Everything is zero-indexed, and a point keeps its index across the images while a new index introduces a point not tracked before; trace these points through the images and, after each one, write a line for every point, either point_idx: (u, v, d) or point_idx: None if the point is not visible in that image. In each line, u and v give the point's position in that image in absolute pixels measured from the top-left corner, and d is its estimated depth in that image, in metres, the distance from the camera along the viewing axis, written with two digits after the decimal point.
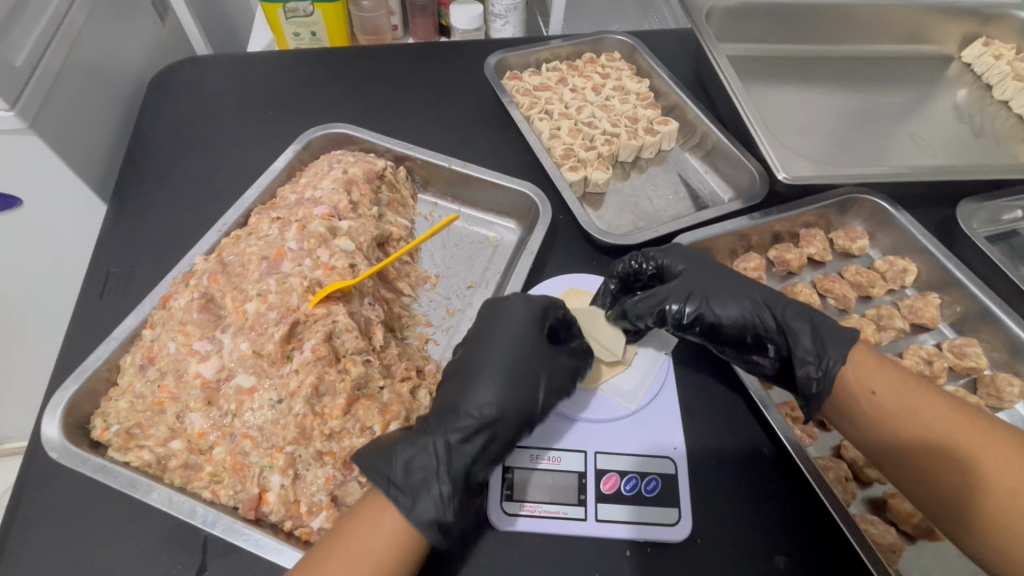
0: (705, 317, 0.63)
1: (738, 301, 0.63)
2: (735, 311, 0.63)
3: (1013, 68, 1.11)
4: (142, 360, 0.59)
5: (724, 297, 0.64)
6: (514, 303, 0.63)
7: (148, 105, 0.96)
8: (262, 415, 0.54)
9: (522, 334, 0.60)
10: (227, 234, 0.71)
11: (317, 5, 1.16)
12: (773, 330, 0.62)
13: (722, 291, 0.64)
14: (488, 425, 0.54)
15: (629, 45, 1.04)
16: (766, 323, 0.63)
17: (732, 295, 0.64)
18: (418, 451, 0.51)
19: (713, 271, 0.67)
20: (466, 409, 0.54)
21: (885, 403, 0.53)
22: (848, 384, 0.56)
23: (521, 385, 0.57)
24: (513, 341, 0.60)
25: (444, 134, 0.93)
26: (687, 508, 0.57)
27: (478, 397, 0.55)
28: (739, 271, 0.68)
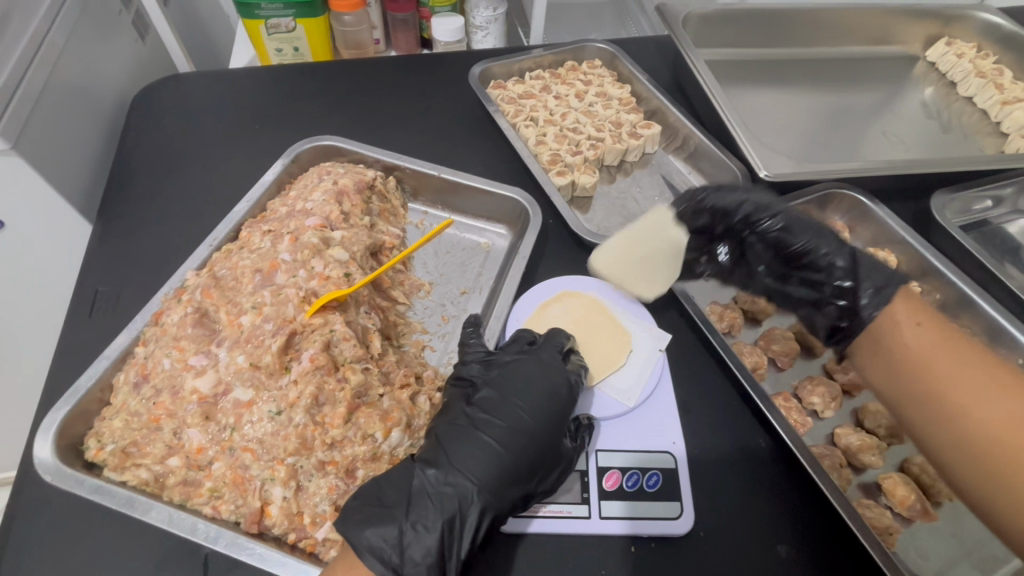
0: (771, 228, 0.72)
1: (806, 230, 0.71)
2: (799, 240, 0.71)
3: (975, 66, 1.16)
4: (136, 378, 0.58)
5: (796, 220, 0.72)
6: (552, 377, 0.59)
7: (130, 124, 0.95)
8: (262, 428, 0.54)
9: (553, 415, 0.57)
10: (218, 249, 0.71)
11: (299, 20, 1.17)
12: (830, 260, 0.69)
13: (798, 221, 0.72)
14: (484, 492, 0.52)
15: (609, 53, 1.07)
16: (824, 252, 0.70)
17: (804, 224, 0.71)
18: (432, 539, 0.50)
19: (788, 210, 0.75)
20: (481, 485, 0.52)
21: (925, 334, 0.61)
22: (895, 314, 0.64)
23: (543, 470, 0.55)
24: (542, 422, 0.56)
25: (431, 144, 0.94)
26: (688, 501, 0.58)
27: (496, 479, 0.53)
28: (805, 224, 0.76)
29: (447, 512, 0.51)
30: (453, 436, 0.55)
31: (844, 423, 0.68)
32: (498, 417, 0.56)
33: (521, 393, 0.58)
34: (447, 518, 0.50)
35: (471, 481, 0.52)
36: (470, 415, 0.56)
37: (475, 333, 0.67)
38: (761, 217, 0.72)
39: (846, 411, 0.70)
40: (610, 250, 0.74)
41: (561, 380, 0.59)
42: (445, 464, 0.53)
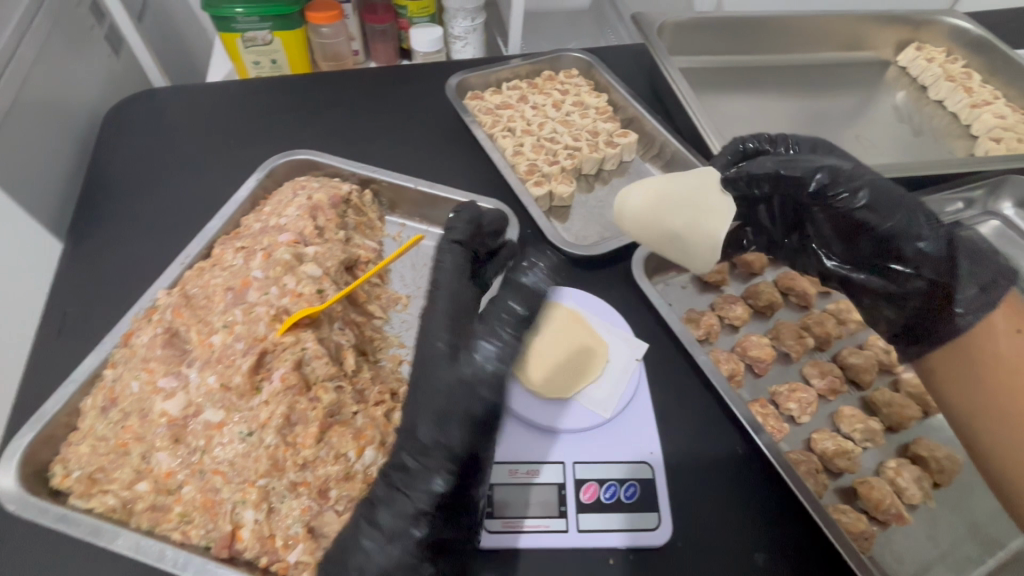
0: (853, 202, 0.66)
1: (885, 208, 0.65)
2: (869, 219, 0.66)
3: (945, 70, 1.19)
4: (104, 402, 0.57)
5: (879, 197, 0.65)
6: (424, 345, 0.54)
7: (102, 140, 0.94)
8: (232, 449, 0.53)
9: (451, 360, 0.52)
10: (190, 267, 0.70)
11: (276, 33, 1.17)
12: (903, 245, 0.64)
13: (881, 197, 0.65)
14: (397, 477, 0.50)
15: (585, 62, 1.07)
16: (897, 238, 0.64)
17: (884, 202, 0.65)
18: (394, 529, 0.49)
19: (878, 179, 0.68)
20: (389, 473, 0.50)
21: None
22: (993, 321, 0.58)
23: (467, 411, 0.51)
24: (446, 370, 0.52)
25: (409, 156, 0.94)
26: (666, 512, 0.58)
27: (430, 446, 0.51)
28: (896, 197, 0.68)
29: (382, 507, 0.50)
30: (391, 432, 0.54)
31: (820, 428, 0.68)
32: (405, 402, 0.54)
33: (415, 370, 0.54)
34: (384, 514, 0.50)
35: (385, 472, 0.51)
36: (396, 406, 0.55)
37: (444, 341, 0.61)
38: (839, 190, 0.66)
39: (822, 416, 0.70)
40: (637, 209, 0.69)
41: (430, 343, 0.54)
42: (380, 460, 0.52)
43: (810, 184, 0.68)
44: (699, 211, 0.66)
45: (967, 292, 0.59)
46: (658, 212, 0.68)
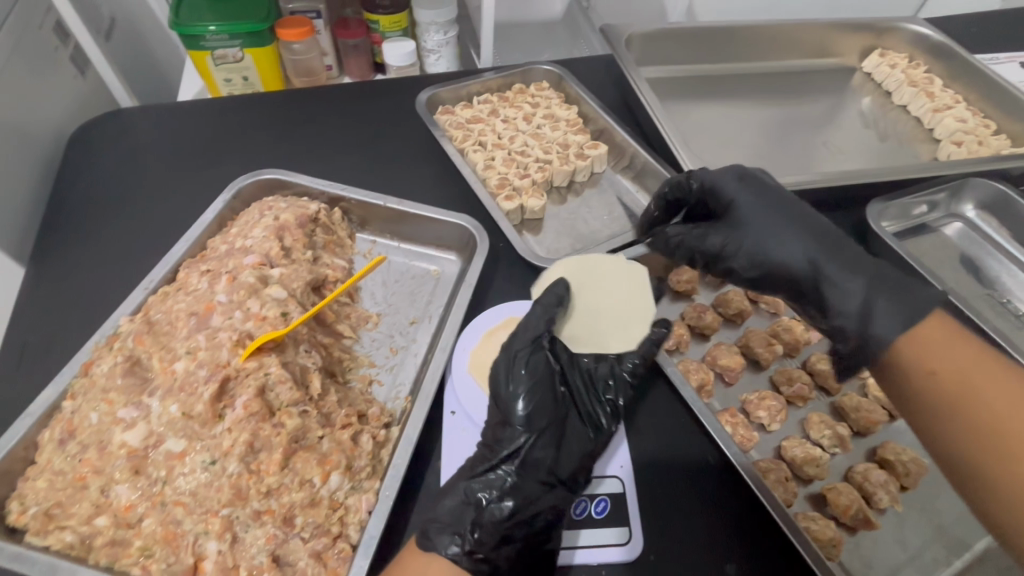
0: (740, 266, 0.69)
1: (809, 238, 0.65)
2: (797, 245, 0.65)
3: (907, 76, 1.22)
4: (62, 434, 0.56)
5: (789, 248, 0.65)
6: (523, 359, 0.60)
7: (68, 164, 0.93)
8: (194, 480, 0.52)
9: (543, 375, 0.59)
10: (154, 291, 0.69)
11: (246, 50, 1.16)
12: (848, 268, 0.61)
13: (788, 220, 0.66)
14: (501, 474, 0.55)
15: (556, 74, 1.08)
16: (851, 266, 0.61)
17: (777, 221, 0.66)
18: (447, 507, 0.53)
19: (771, 210, 0.67)
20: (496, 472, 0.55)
21: (942, 380, 0.52)
22: (915, 358, 0.54)
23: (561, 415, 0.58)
24: (541, 381, 0.58)
25: (380, 173, 0.94)
26: (636, 526, 0.58)
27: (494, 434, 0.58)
28: (811, 228, 0.66)
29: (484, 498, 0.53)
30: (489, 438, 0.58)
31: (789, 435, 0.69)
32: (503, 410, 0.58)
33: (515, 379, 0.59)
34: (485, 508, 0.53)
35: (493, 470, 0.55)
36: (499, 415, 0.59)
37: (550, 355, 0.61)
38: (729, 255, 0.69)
39: (792, 422, 0.71)
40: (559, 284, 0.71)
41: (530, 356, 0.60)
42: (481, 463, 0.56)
43: (698, 254, 0.72)
44: (615, 296, 0.69)
45: (886, 322, 0.57)
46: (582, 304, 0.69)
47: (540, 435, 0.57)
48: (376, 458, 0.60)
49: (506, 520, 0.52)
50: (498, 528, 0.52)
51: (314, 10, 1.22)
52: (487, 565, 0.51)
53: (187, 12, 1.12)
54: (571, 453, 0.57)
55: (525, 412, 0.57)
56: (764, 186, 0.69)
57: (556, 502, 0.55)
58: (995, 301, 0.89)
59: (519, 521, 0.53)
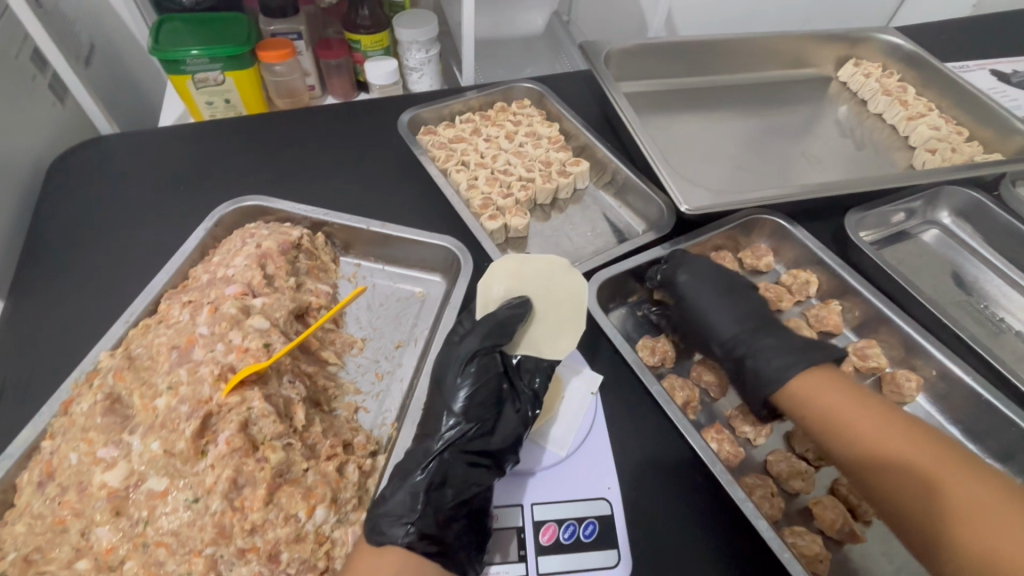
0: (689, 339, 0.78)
1: (739, 312, 0.75)
2: (727, 317, 0.75)
3: (881, 85, 1.24)
4: (41, 476, 0.55)
5: (722, 327, 0.74)
6: (459, 355, 0.63)
7: (46, 194, 0.92)
8: (177, 519, 0.52)
9: (482, 366, 0.62)
10: (135, 324, 0.69)
11: (227, 73, 1.16)
12: (768, 339, 0.71)
13: (723, 295, 0.76)
14: (438, 461, 0.57)
15: (537, 92, 1.09)
16: (772, 337, 0.71)
17: (716, 292, 0.76)
18: (395, 498, 0.55)
19: (715, 295, 0.76)
20: (433, 459, 0.57)
21: (815, 413, 0.63)
22: (794, 390, 0.66)
23: (498, 403, 0.61)
24: (479, 373, 0.62)
25: (363, 196, 0.94)
26: (624, 548, 0.58)
27: (430, 423, 0.61)
28: (742, 309, 0.75)
29: (426, 485, 0.56)
30: (429, 427, 0.61)
31: (775, 449, 0.69)
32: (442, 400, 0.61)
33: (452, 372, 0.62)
34: (427, 494, 0.55)
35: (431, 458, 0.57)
36: (437, 407, 0.62)
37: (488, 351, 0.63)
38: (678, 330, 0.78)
39: (778, 435, 0.71)
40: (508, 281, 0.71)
41: (465, 351, 0.63)
42: (421, 452, 0.59)
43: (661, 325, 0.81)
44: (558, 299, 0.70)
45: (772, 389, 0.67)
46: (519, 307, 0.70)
47: (478, 424, 0.60)
48: (362, 488, 0.60)
49: (449, 503, 0.56)
50: (442, 511, 0.55)
51: (294, 31, 1.22)
52: (438, 547, 0.54)
53: (166, 37, 1.12)
54: (505, 437, 0.60)
55: (466, 403, 0.60)
56: (707, 265, 0.79)
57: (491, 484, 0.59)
58: (973, 306, 0.91)
59: (459, 502, 0.56)
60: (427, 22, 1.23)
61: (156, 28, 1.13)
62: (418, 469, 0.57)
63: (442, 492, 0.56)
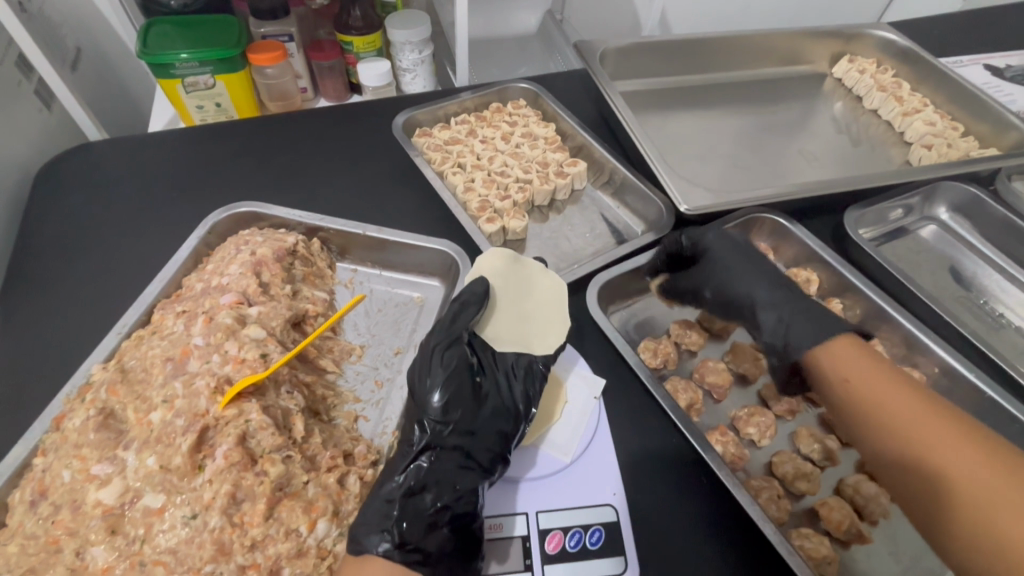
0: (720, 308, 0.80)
1: (764, 282, 0.78)
2: (762, 287, 0.77)
3: (877, 80, 1.24)
4: (33, 495, 0.54)
5: (756, 290, 0.77)
6: (424, 356, 0.63)
7: (34, 202, 0.90)
8: (175, 536, 0.51)
9: (448, 364, 0.62)
10: (128, 335, 0.67)
11: (218, 76, 1.14)
12: (789, 306, 0.74)
13: (750, 267, 0.80)
14: (415, 466, 0.56)
15: (532, 92, 1.08)
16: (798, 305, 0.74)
17: (744, 263, 0.80)
18: (372, 507, 0.54)
19: (747, 262, 0.80)
20: (408, 464, 0.56)
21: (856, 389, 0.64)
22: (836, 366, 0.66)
23: (471, 399, 0.61)
24: (446, 371, 0.61)
25: (359, 200, 0.93)
26: (631, 556, 0.57)
27: (411, 430, 0.60)
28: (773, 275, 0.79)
29: (404, 492, 0.54)
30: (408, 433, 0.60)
31: (780, 450, 0.69)
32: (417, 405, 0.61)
33: (422, 375, 0.62)
34: (405, 500, 0.54)
35: (407, 464, 0.56)
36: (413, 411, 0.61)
37: (447, 347, 0.63)
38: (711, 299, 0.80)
39: (782, 436, 0.71)
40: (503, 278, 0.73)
41: (430, 352, 0.63)
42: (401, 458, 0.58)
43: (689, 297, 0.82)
44: (547, 304, 0.72)
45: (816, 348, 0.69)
46: (505, 304, 0.72)
47: (455, 426, 0.59)
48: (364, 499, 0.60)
49: (429, 507, 0.54)
50: (423, 517, 0.53)
51: (286, 33, 1.20)
52: (420, 555, 0.52)
53: (154, 40, 1.10)
54: (482, 435, 0.59)
55: (438, 401, 0.59)
56: (736, 241, 0.83)
57: (476, 487, 0.56)
58: (973, 302, 0.91)
59: (441, 507, 0.54)
60: (420, 22, 1.21)
61: (144, 32, 1.11)
62: (396, 476, 0.56)
63: (421, 497, 0.54)
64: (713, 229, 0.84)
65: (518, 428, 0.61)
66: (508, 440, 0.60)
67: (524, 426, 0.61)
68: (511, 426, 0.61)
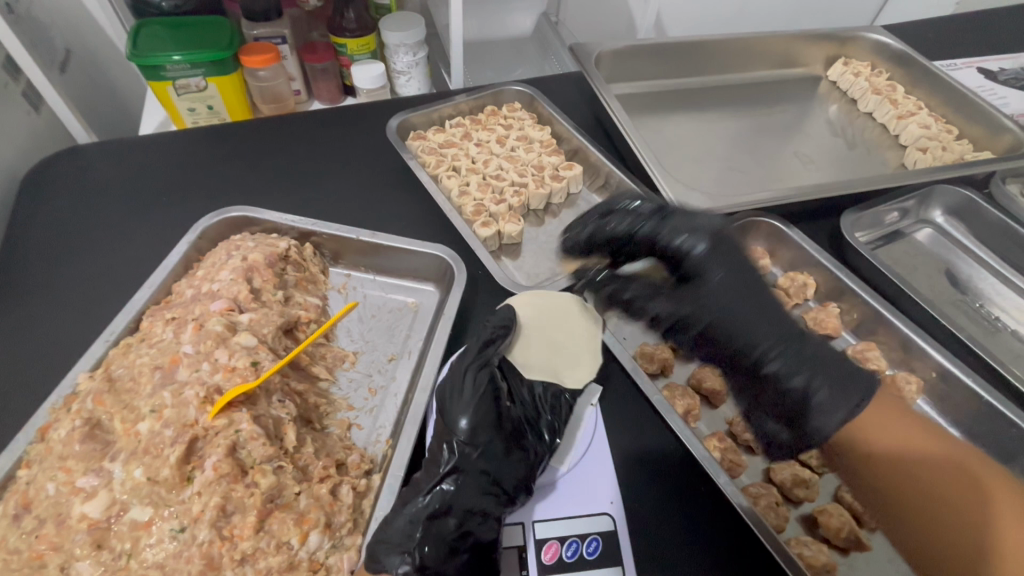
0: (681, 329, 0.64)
1: (768, 313, 0.60)
2: (743, 316, 0.60)
3: (871, 83, 1.24)
4: (16, 508, 0.52)
5: (735, 319, 0.60)
6: (459, 376, 0.61)
7: (20, 207, 0.89)
8: (162, 550, 0.49)
9: (482, 387, 0.60)
10: (116, 343, 0.66)
11: (209, 79, 1.13)
12: (797, 347, 0.59)
13: (747, 291, 0.62)
14: (441, 491, 0.55)
15: (527, 95, 1.08)
16: (806, 347, 0.59)
17: (744, 289, 0.62)
18: (395, 524, 0.53)
19: (732, 278, 0.62)
20: (433, 487, 0.55)
21: None
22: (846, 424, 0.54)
23: (502, 424, 0.59)
24: (478, 394, 0.60)
25: (352, 204, 0.92)
26: (629, 565, 0.57)
27: (437, 450, 0.58)
28: (763, 299, 0.61)
29: (428, 517, 0.53)
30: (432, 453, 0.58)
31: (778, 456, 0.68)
32: (444, 424, 0.59)
33: (455, 395, 0.60)
34: (428, 524, 0.53)
35: (432, 488, 0.55)
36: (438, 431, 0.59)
37: (481, 369, 0.62)
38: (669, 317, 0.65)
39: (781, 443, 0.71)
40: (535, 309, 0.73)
41: (465, 373, 0.61)
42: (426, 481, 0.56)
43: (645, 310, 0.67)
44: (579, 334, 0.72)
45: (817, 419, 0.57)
46: (536, 332, 0.71)
47: (485, 450, 0.57)
48: (358, 510, 0.58)
49: (452, 532, 0.53)
50: (445, 542, 0.52)
51: (278, 35, 1.19)
52: None
53: (144, 42, 1.08)
54: (510, 462, 0.58)
55: (468, 424, 0.58)
56: (734, 253, 0.63)
57: (500, 513, 0.56)
58: (969, 306, 0.91)
59: (463, 532, 0.53)
60: (414, 24, 1.21)
61: (134, 34, 1.10)
62: (421, 497, 0.55)
63: (443, 520, 0.53)
64: (709, 236, 0.64)
65: (545, 456, 0.61)
66: (536, 467, 0.59)
67: (550, 454, 0.61)
68: (540, 455, 0.60)
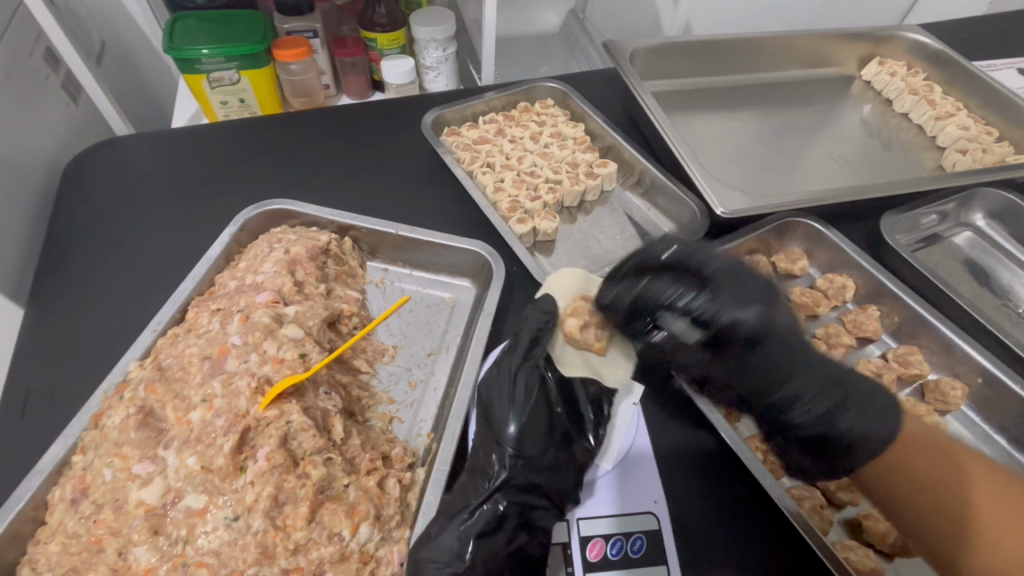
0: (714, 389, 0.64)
1: (803, 366, 0.61)
2: (791, 373, 0.60)
3: (908, 84, 1.22)
4: (74, 493, 0.53)
5: (782, 376, 0.60)
6: (504, 379, 0.60)
7: (63, 197, 0.90)
8: (217, 538, 0.50)
9: (530, 391, 0.59)
10: (163, 333, 0.66)
11: (242, 72, 1.13)
12: (837, 401, 0.59)
13: (783, 357, 0.61)
14: (490, 508, 0.55)
15: (560, 92, 1.07)
16: (843, 393, 0.59)
17: (779, 351, 0.61)
18: (440, 541, 0.53)
19: (774, 340, 0.60)
20: (482, 503, 0.55)
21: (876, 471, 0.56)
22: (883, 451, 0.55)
23: (549, 434, 0.59)
24: (526, 400, 0.59)
25: (387, 199, 0.92)
26: (674, 564, 0.57)
27: (484, 460, 0.58)
28: (798, 355, 0.61)
29: (478, 535, 0.53)
30: (481, 464, 0.58)
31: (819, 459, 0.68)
32: (492, 433, 0.59)
33: (507, 402, 0.59)
34: (479, 543, 0.53)
35: (479, 504, 0.55)
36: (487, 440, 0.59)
37: (531, 370, 0.61)
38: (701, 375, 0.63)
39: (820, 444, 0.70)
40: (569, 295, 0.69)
41: (510, 377, 0.60)
42: (472, 495, 0.56)
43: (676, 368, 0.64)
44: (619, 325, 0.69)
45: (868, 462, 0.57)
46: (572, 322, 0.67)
47: (531, 461, 0.57)
48: (404, 503, 0.59)
49: (502, 549, 0.53)
50: (497, 558, 0.53)
51: (310, 29, 1.19)
52: None
53: (181, 35, 1.09)
54: (555, 476, 0.57)
55: (515, 434, 0.57)
56: (773, 315, 0.62)
57: (550, 526, 0.56)
58: (1012, 312, 0.89)
59: (514, 548, 0.54)
60: (445, 20, 1.20)
61: (169, 26, 1.10)
62: (469, 514, 0.54)
63: (493, 537, 0.54)
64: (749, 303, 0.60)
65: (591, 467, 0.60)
66: (582, 474, 0.60)
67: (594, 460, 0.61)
68: (585, 460, 0.60)
